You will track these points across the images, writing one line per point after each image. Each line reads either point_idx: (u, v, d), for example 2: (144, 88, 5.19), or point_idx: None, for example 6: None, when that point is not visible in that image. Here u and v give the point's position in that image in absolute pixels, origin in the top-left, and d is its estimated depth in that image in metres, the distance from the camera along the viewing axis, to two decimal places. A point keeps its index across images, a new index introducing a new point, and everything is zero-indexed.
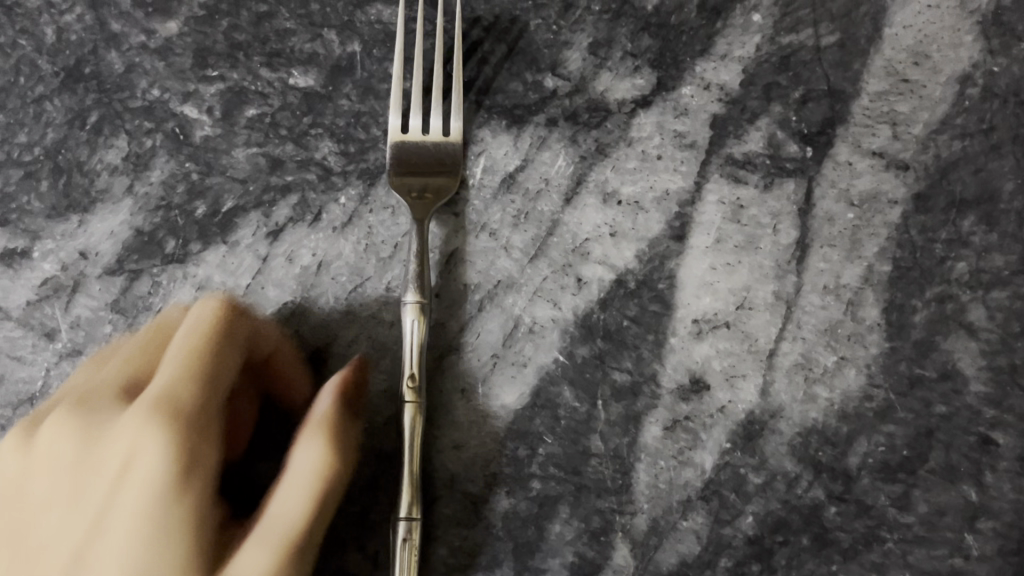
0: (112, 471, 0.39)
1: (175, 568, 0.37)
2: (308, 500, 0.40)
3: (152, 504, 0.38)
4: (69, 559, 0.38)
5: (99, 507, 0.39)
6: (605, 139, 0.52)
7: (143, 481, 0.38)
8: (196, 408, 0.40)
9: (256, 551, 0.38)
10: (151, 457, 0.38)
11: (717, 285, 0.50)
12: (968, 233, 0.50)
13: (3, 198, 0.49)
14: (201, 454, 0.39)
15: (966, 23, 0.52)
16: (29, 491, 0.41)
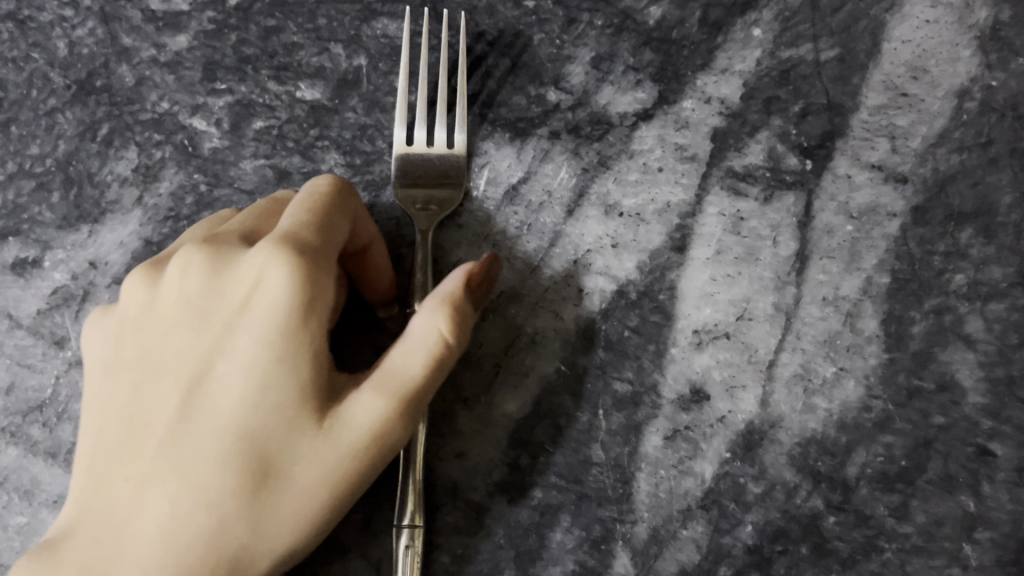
0: (230, 312, 0.40)
1: (287, 404, 0.38)
2: (429, 357, 0.40)
3: (266, 356, 0.38)
4: (174, 421, 0.40)
5: (216, 343, 0.40)
6: (607, 152, 0.52)
7: (269, 288, 0.39)
8: (319, 253, 0.41)
9: (368, 393, 0.39)
10: (271, 256, 0.40)
11: (717, 297, 0.50)
12: (966, 246, 0.51)
13: (15, 209, 0.50)
14: (314, 261, 0.40)
15: (964, 38, 0.53)
16: (150, 335, 0.43)
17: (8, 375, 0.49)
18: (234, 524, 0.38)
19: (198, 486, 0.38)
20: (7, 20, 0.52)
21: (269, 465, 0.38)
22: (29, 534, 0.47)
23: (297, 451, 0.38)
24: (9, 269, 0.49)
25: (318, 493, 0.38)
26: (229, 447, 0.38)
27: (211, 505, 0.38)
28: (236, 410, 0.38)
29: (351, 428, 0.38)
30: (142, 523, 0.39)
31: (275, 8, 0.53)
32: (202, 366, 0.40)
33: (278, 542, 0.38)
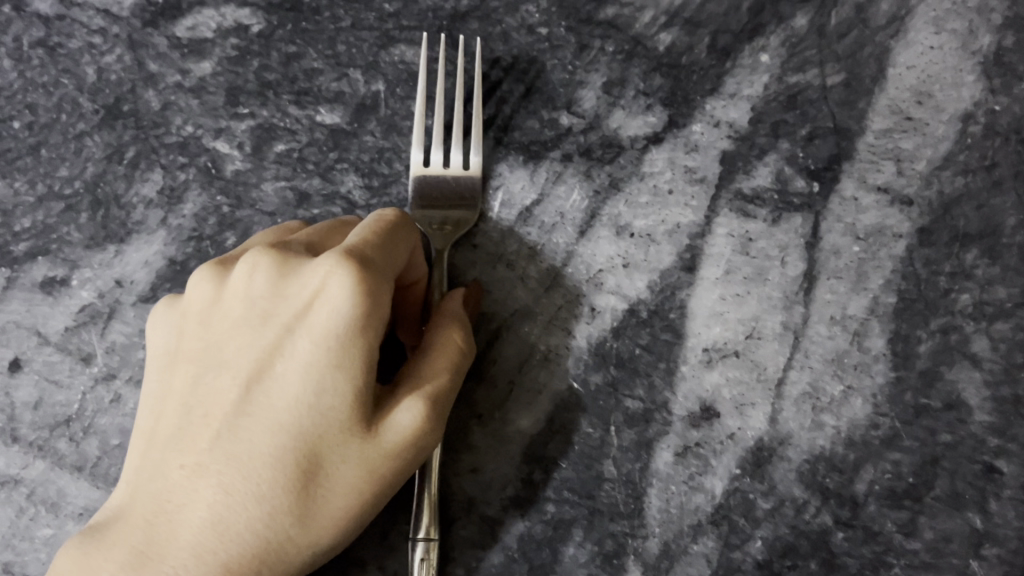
0: (290, 316, 0.41)
1: (338, 409, 0.40)
2: (449, 368, 0.44)
3: (326, 363, 0.40)
4: (231, 414, 0.41)
5: (274, 344, 0.41)
6: (618, 175, 0.54)
7: (332, 297, 0.40)
8: (382, 273, 0.42)
9: (410, 401, 0.41)
10: (335, 268, 0.40)
11: (727, 315, 0.52)
12: (971, 267, 0.52)
13: (43, 229, 0.51)
14: (378, 280, 0.41)
15: (968, 64, 0.54)
16: (209, 326, 0.44)
17: (37, 390, 0.50)
18: (283, 516, 0.40)
19: (250, 477, 0.40)
20: (37, 46, 0.54)
21: (320, 464, 0.40)
22: (55, 546, 0.48)
23: (348, 454, 0.40)
24: (38, 287, 0.51)
25: (364, 492, 0.41)
26: (283, 444, 0.40)
27: (262, 498, 0.40)
28: (292, 411, 0.40)
29: (395, 434, 0.41)
30: (196, 507, 0.40)
31: (296, 35, 0.54)
32: (260, 363, 0.41)
33: (321, 536, 0.41)
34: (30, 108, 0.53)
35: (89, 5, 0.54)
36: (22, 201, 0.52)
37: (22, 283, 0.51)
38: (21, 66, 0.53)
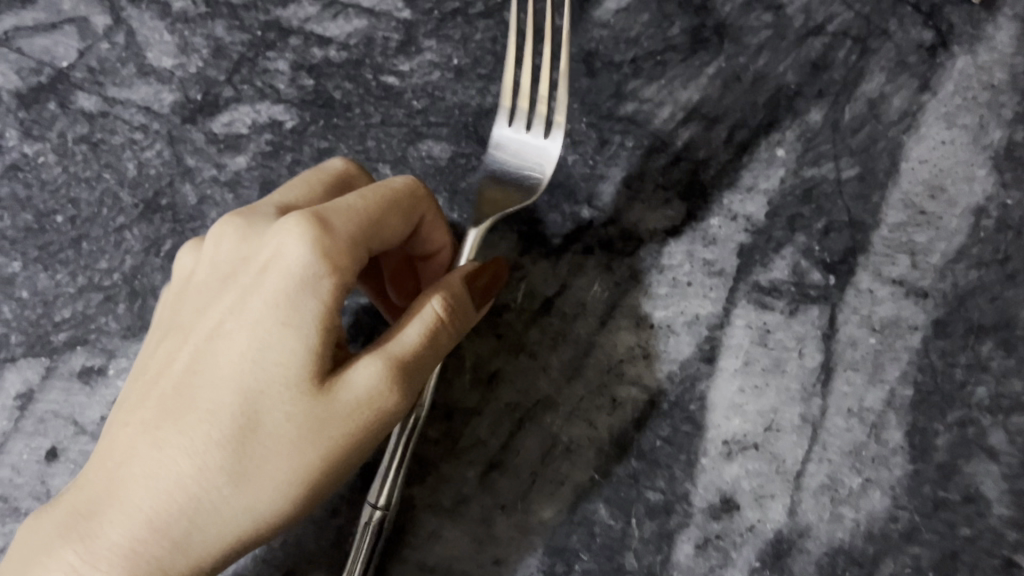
0: (245, 273, 0.43)
1: (280, 367, 0.41)
2: (422, 332, 0.43)
3: (275, 320, 0.41)
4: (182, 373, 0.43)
5: (229, 304, 0.43)
6: (638, 266, 0.55)
7: (283, 254, 0.42)
8: (351, 233, 0.43)
9: (365, 360, 0.42)
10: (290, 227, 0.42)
11: (746, 407, 0.52)
12: (987, 359, 0.53)
13: (82, 319, 0.53)
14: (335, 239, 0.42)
15: (979, 158, 0.56)
16: (183, 292, 0.47)
17: (71, 479, 0.51)
18: (219, 475, 0.41)
19: (193, 434, 0.42)
20: (81, 142, 0.56)
21: (262, 420, 0.41)
22: None
23: (292, 411, 0.41)
24: (76, 377, 0.52)
25: (308, 452, 0.41)
26: (226, 400, 0.41)
27: (200, 455, 0.41)
28: (237, 370, 0.41)
29: (346, 395, 0.42)
30: (139, 464, 0.42)
31: (327, 130, 0.57)
32: (218, 322, 0.43)
33: (260, 497, 0.42)
34: (72, 201, 0.55)
35: (132, 103, 0.57)
36: (63, 292, 0.54)
37: (61, 372, 0.52)
38: (65, 161, 0.56)
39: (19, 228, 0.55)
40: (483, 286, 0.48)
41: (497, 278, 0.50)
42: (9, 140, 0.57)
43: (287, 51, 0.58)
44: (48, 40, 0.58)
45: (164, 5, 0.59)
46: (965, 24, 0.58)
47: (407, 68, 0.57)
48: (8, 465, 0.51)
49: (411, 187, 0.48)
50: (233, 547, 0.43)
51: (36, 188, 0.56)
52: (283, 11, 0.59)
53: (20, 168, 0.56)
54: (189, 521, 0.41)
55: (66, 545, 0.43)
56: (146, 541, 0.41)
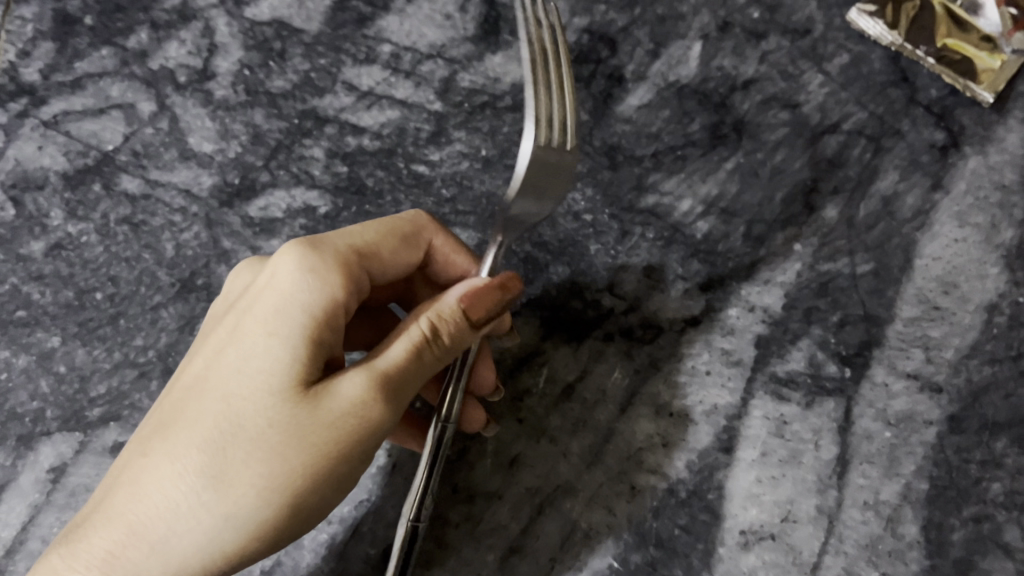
0: (241, 297, 0.46)
1: (265, 371, 0.43)
2: (408, 349, 0.44)
3: (264, 331, 0.44)
4: (179, 390, 0.45)
5: (225, 323, 0.46)
6: (657, 354, 0.57)
7: (277, 275, 0.46)
8: (343, 254, 0.48)
9: (350, 373, 0.43)
10: (283, 252, 0.46)
11: (763, 497, 0.53)
12: (1001, 455, 0.54)
13: (117, 395, 0.55)
14: (319, 257, 0.47)
15: (991, 256, 0.58)
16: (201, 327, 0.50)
17: None
18: (200, 478, 0.41)
19: (178, 440, 0.43)
20: (123, 223, 0.59)
21: (244, 426, 0.42)
22: None
23: (273, 416, 0.42)
24: (108, 452, 0.53)
25: (288, 457, 0.42)
26: (212, 406, 0.43)
27: (184, 459, 0.42)
28: (226, 379, 0.43)
29: (330, 403, 0.42)
30: (130, 473, 0.43)
31: (359, 217, 0.59)
32: (215, 342, 0.46)
33: (240, 507, 0.41)
34: (112, 279, 0.57)
35: (173, 186, 0.60)
36: (99, 367, 0.55)
37: (94, 446, 0.54)
38: (107, 241, 0.58)
39: (60, 304, 0.57)
40: (495, 303, 0.46)
41: (506, 289, 0.46)
42: (54, 220, 0.59)
43: (323, 139, 0.61)
44: (95, 124, 0.61)
45: (207, 93, 0.62)
46: (976, 126, 0.61)
47: (437, 157, 0.60)
48: (38, 538, 0.52)
49: (414, 219, 0.53)
50: (212, 562, 0.42)
51: (77, 266, 0.58)
52: (319, 101, 0.62)
53: (64, 247, 0.58)
54: (168, 526, 0.42)
55: (57, 549, 0.44)
56: (128, 547, 0.42)
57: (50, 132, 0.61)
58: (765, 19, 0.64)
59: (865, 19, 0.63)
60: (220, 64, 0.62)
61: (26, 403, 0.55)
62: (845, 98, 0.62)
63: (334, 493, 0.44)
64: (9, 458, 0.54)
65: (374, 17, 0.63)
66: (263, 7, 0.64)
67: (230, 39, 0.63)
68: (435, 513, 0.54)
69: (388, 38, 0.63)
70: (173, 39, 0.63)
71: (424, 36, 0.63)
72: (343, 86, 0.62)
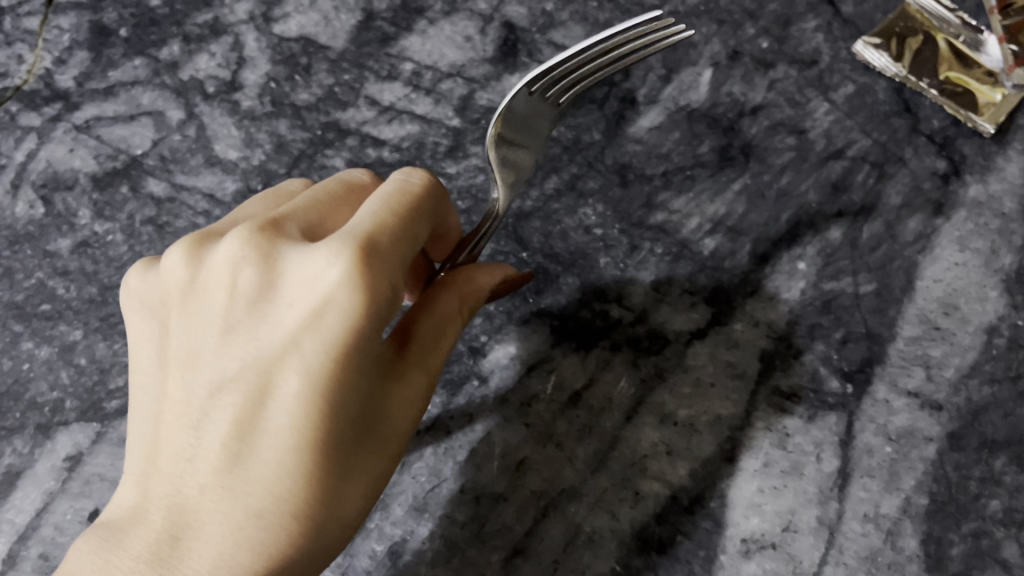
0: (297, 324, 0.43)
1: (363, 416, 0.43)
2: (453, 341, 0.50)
3: (350, 375, 0.42)
4: (245, 428, 0.43)
5: (282, 353, 0.43)
6: (663, 364, 0.58)
7: (349, 313, 0.42)
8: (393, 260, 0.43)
9: (417, 384, 0.47)
10: (352, 287, 0.42)
11: (764, 507, 0.54)
12: (1000, 473, 0.54)
13: None
14: (384, 283, 0.42)
15: (990, 280, 0.59)
16: (205, 323, 0.45)
17: None
18: (319, 522, 0.44)
19: (285, 495, 0.43)
20: (148, 224, 0.61)
21: (353, 463, 0.45)
22: None
23: (368, 444, 0.46)
24: (123, 443, 0.54)
25: (383, 470, 0.47)
26: (317, 459, 0.43)
27: (296, 511, 0.43)
28: (319, 428, 0.42)
29: (405, 411, 0.47)
30: (228, 525, 0.42)
31: None
32: (275, 376, 0.43)
33: (348, 527, 0.46)
34: None
35: (197, 190, 0.62)
36: (118, 361, 0.57)
37: (110, 437, 0.55)
38: (132, 240, 0.60)
39: (84, 299, 0.58)
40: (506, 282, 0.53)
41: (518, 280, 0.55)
42: (82, 219, 0.61)
43: (344, 149, 0.63)
44: (126, 129, 0.64)
45: (233, 103, 0.64)
46: (976, 155, 0.63)
47: (454, 170, 0.62)
48: (52, 524, 0.53)
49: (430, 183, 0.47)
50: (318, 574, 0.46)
51: (102, 263, 0.59)
52: (342, 114, 0.64)
53: (90, 245, 0.60)
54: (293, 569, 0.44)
55: None
56: None
57: (82, 136, 0.64)
58: (774, 49, 0.67)
59: (871, 51, 0.66)
60: (248, 77, 0.65)
61: (46, 393, 0.56)
62: (850, 125, 0.64)
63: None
64: (27, 446, 0.55)
65: (397, 36, 0.66)
66: (291, 25, 0.67)
67: (259, 54, 0.66)
68: (442, 512, 0.55)
69: (410, 57, 0.66)
70: (203, 52, 0.66)
71: (444, 56, 0.66)
72: (365, 101, 0.64)
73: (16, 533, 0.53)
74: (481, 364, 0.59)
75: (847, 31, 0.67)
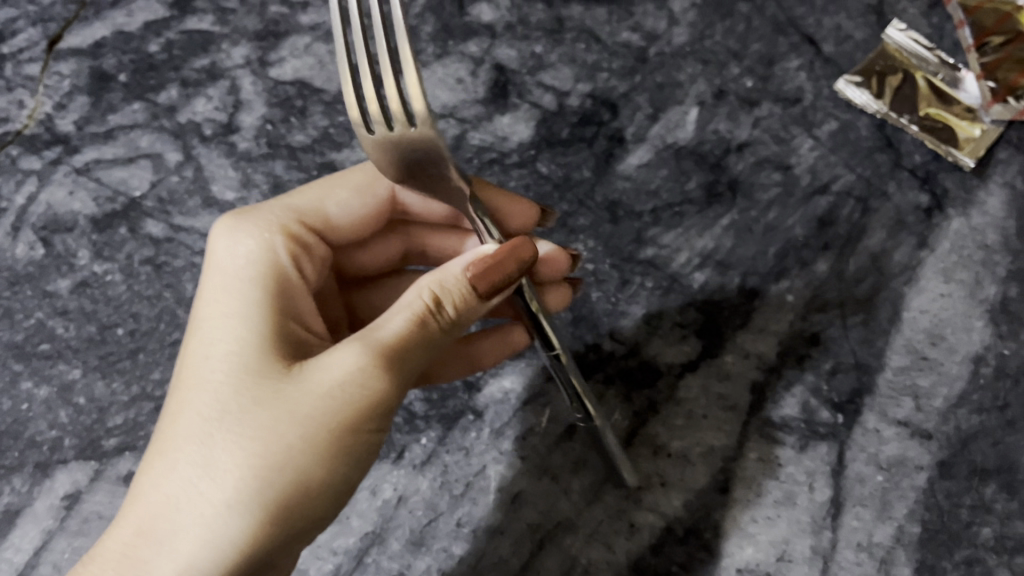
0: (209, 299, 0.50)
1: (237, 359, 0.46)
2: (412, 321, 0.46)
3: (227, 322, 0.48)
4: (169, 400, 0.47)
5: (197, 328, 0.49)
6: (656, 397, 0.59)
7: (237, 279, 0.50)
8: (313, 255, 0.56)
9: (340, 347, 0.45)
10: (240, 259, 0.52)
11: (758, 536, 0.54)
12: (991, 500, 0.54)
13: (133, 426, 0.56)
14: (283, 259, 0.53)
15: (976, 310, 0.60)
16: None
17: None
18: (193, 464, 0.43)
19: (171, 438, 0.44)
20: (146, 264, 0.61)
21: (235, 410, 0.44)
22: None
23: (258, 395, 0.44)
24: (121, 480, 0.55)
25: (281, 427, 0.43)
26: (197, 399, 0.45)
27: (176, 449, 0.44)
28: (198, 372, 0.46)
29: (318, 372, 0.45)
30: (137, 480, 0.45)
31: None
32: (190, 347, 0.49)
33: (233, 484, 0.42)
34: (134, 316, 0.60)
35: (195, 231, 0.63)
36: (117, 400, 0.57)
37: (109, 475, 0.55)
38: (131, 279, 0.61)
39: (83, 338, 0.59)
40: (504, 274, 0.48)
41: (525, 261, 0.48)
42: (82, 260, 0.62)
43: None
44: (125, 171, 0.65)
45: (231, 145, 0.66)
46: (958, 189, 0.64)
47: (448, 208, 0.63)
48: (50, 562, 0.53)
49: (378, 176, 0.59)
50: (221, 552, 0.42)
51: (101, 303, 0.60)
52: (337, 154, 0.65)
53: (89, 285, 0.61)
54: (172, 519, 0.42)
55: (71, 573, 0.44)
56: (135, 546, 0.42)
57: (81, 178, 0.65)
58: (758, 88, 0.69)
59: (853, 89, 0.68)
60: (244, 119, 0.67)
61: (44, 432, 0.57)
62: (835, 161, 0.66)
63: (356, 472, 0.46)
64: (25, 484, 0.55)
65: None
66: (287, 68, 0.69)
67: (255, 97, 0.68)
68: (440, 547, 0.55)
69: None
70: (200, 96, 0.68)
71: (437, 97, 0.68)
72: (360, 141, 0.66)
73: (15, 571, 0.53)
74: (476, 399, 0.59)
75: (829, 70, 0.69)
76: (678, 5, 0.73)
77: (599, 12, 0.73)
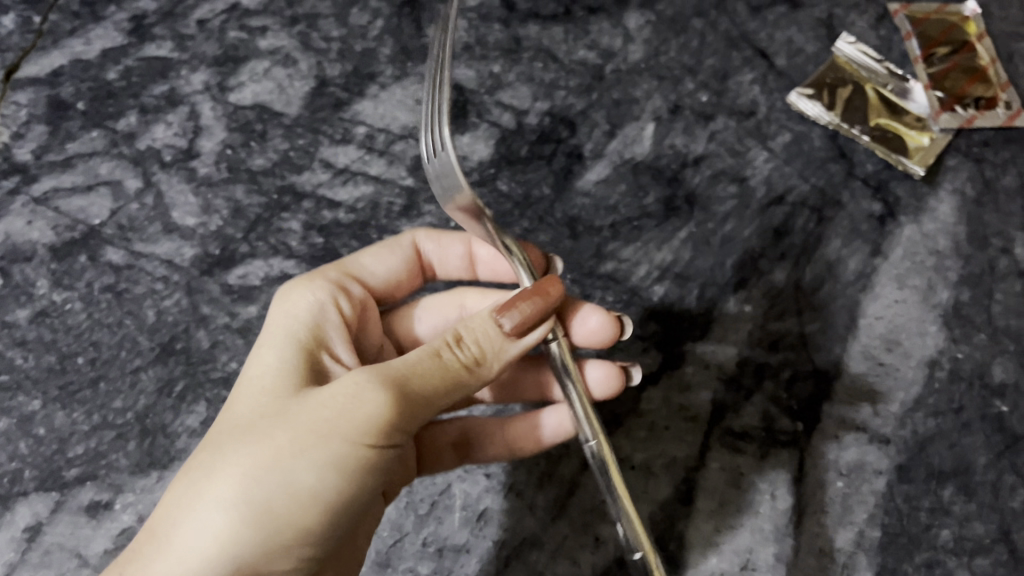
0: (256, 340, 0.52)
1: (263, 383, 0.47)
2: (427, 352, 0.46)
3: (265, 354, 0.49)
4: None
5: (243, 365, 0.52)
6: (618, 409, 0.59)
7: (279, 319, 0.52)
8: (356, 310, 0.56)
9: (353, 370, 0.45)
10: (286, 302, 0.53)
11: (723, 546, 0.54)
12: (949, 502, 0.55)
13: (93, 456, 0.56)
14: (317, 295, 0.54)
15: (929, 315, 0.61)
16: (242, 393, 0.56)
17: None
18: (196, 470, 0.43)
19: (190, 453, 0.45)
20: (106, 291, 0.61)
21: (246, 425, 0.44)
22: None
23: (269, 410, 0.44)
24: (83, 511, 0.54)
25: (277, 435, 0.42)
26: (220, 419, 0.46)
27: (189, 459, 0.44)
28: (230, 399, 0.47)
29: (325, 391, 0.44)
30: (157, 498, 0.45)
31: None
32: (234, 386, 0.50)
33: (221, 485, 0.41)
34: (94, 344, 0.59)
35: (155, 257, 0.63)
36: (78, 429, 0.56)
37: (70, 506, 0.54)
38: (90, 307, 0.61)
39: (42, 368, 0.59)
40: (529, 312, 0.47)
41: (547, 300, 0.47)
42: (41, 289, 0.62)
43: (300, 213, 0.64)
44: (84, 200, 0.65)
45: (191, 170, 0.66)
46: (909, 197, 0.66)
47: (409, 229, 0.64)
48: None
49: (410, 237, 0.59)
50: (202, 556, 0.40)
51: (61, 332, 0.60)
52: (297, 177, 0.66)
53: (48, 314, 0.61)
54: (167, 522, 0.42)
55: None
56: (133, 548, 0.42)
57: (40, 208, 0.65)
58: (712, 102, 0.70)
59: (805, 101, 0.70)
60: (204, 145, 0.67)
61: (4, 464, 0.55)
62: (789, 172, 0.67)
63: (358, 492, 0.43)
64: None
65: (350, 101, 0.70)
66: (246, 93, 0.70)
67: (215, 122, 0.68)
68: (405, 567, 0.55)
69: (363, 120, 0.69)
70: (160, 122, 0.68)
71: (396, 118, 0.69)
72: (321, 164, 0.66)
73: None
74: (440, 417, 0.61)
75: (781, 82, 0.71)
76: (632, 23, 0.75)
77: (555, 32, 0.74)
